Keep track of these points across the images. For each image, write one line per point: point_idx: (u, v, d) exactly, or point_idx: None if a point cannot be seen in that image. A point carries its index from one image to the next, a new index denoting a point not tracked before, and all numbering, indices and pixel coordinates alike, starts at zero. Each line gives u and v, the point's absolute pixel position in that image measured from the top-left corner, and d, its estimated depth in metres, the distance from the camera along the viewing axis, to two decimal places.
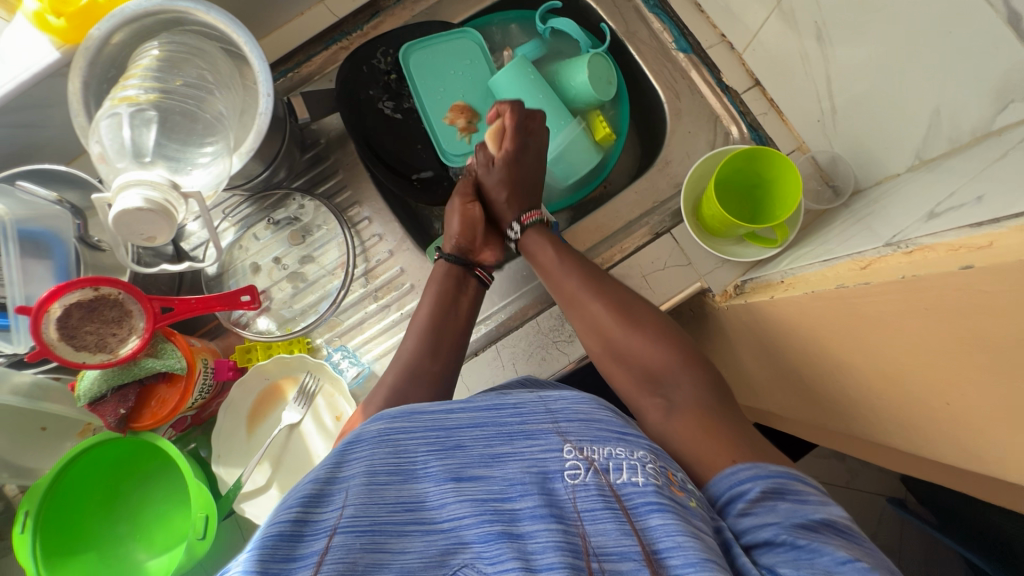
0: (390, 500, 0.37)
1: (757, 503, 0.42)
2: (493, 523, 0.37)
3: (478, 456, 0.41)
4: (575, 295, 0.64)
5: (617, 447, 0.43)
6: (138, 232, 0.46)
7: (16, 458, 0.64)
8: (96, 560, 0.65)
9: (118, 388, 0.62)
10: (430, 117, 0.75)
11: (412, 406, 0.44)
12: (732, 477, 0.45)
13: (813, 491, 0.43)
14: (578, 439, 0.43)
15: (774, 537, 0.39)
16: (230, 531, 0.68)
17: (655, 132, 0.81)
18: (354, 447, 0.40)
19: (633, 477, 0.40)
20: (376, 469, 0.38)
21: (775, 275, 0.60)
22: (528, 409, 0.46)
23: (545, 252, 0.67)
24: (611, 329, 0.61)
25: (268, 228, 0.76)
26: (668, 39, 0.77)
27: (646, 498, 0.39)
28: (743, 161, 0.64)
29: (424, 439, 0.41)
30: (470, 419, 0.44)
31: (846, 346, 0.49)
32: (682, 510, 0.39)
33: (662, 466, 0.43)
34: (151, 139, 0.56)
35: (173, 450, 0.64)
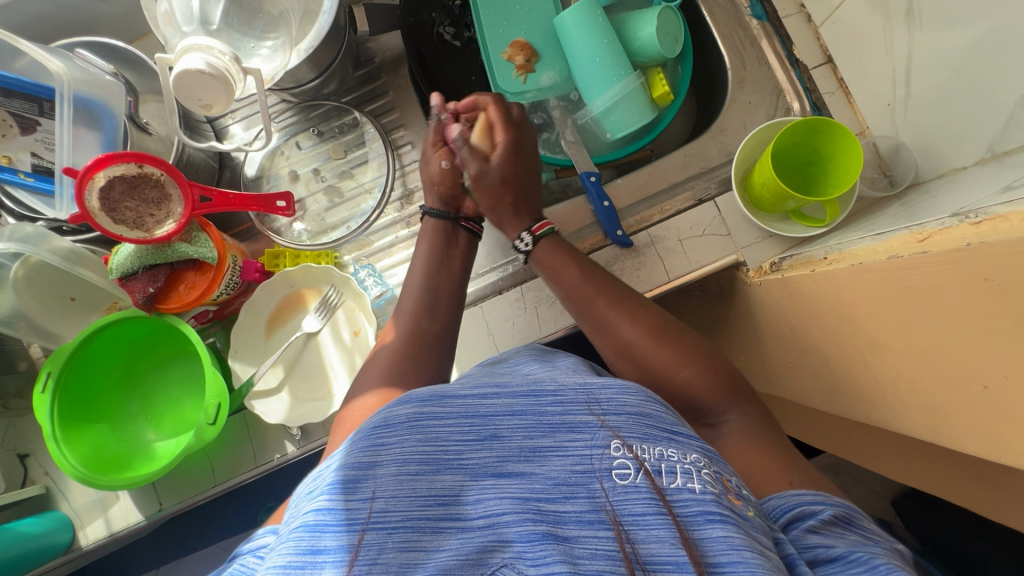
0: (422, 492, 0.37)
1: (827, 526, 0.42)
2: (535, 523, 0.36)
3: (517, 448, 0.41)
4: (605, 316, 0.60)
5: (669, 448, 0.41)
6: (196, 96, 0.52)
7: (41, 319, 0.66)
8: (108, 432, 0.67)
9: (149, 268, 0.64)
10: (488, 48, 0.74)
11: (443, 389, 0.44)
12: (800, 498, 0.44)
13: (877, 534, 0.43)
14: (627, 436, 0.42)
15: (849, 552, 0.39)
16: (236, 427, 0.69)
17: (714, 99, 0.79)
18: (384, 431, 0.40)
19: (690, 483, 0.39)
20: (408, 458, 0.39)
21: (818, 252, 0.58)
22: (569, 396, 0.44)
23: (569, 270, 0.63)
24: (652, 354, 0.57)
25: (311, 138, 0.76)
26: (744, 3, 0.74)
27: (705, 508, 0.37)
28: (803, 132, 0.62)
29: (457, 428, 0.41)
30: (506, 407, 0.43)
31: (883, 322, 0.47)
32: (742, 521, 0.38)
33: (716, 471, 0.41)
34: (219, 11, 0.56)
35: (193, 337, 0.65)
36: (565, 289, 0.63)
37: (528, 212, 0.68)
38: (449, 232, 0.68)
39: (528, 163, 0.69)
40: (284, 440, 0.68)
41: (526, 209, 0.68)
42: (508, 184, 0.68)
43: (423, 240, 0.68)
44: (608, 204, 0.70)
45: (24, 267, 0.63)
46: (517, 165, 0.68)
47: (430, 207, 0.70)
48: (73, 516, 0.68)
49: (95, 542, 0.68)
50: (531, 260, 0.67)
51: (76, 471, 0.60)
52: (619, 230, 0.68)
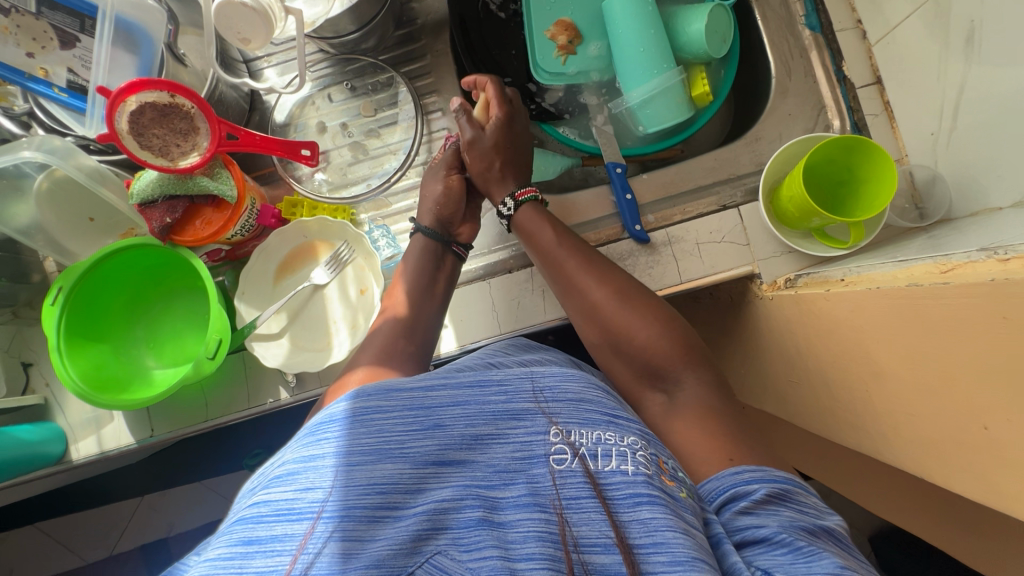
0: (361, 482, 0.36)
1: (760, 505, 0.43)
2: (473, 510, 0.37)
3: (460, 437, 0.41)
4: (574, 280, 0.61)
5: (605, 432, 0.43)
6: (236, 28, 0.52)
7: (58, 232, 0.67)
8: (110, 352, 0.68)
9: (170, 198, 0.64)
10: (532, 23, 0.73)
11: (389, 381, 0.43)
12: (737, 478, 0.45)
13: (815, 506, 0.44)
14: (565, 422, 0.43)
15: (774, 534, 0.40)
16: (234, 366, 0.70)
17: (754, 107, 0.77)
18: (327, 424, 0.39)
19: (623, 465, 0.41)
20: (349, 448, 0.38)
21: (835, 273, 0.57)
22: (512, 386, 0.46)
23: (544, 232, 0.64)
24: (613, 313, 0.59)
25: (343, 92, 0.76)
26: (799, 11, 0.72)
27: (636, 489, 0.39)
28: (840, 151, 0.60)
29: (401, 419, 0.40)
30: (451, 398, 0.43)
31: (893, 350, 0.47)
32: (673, 503, 0.39)
33: (652, 454, 0.43)
34: None
35: (204, 273, 0.65)
36: (538, 251, 0.64)
37: (515, 178, 0.69)
38: (438, 255, 0.67)
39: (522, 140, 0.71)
40: (279, 386, 0.69)
41: (513, 172, 0.69)
42: (500, 152, 0.69)
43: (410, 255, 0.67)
44: (631, 197, 0.70)
45: (48, 181, 0.64)
46: (509, 137, 0.69)
47: (425, 225, 0.68)
48: (68, 430, 0.70)
49: (86, 457, 0.70)
50: (512, 225, 0.68)
51: (74, 385, 0.61)
52: (637, 225, 0.68)
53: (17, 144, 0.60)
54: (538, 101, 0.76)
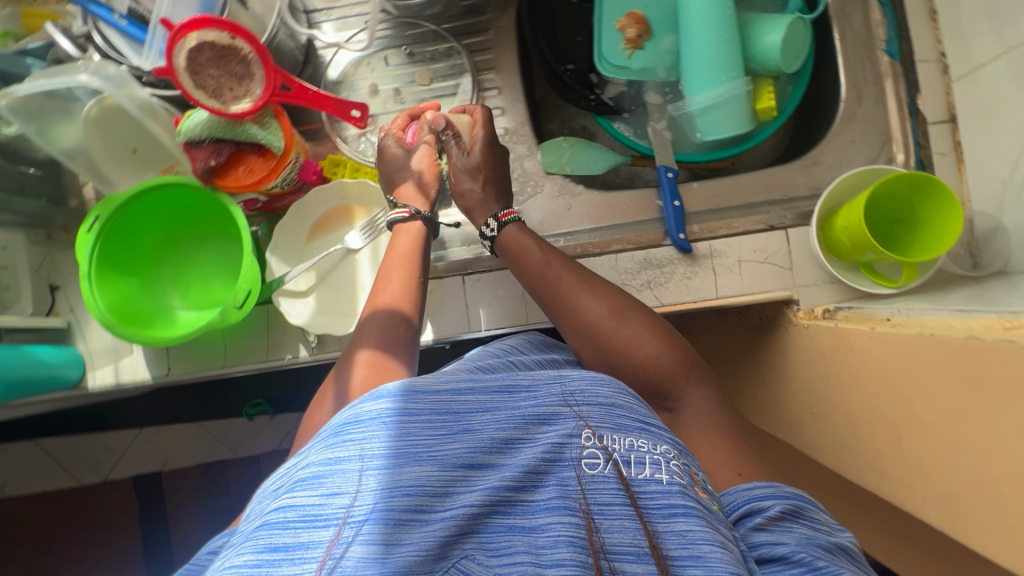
0: (389, 484, 0.36)
1: (774, 522, 0.42)
2: (503, 515, 0.37)
3: (490, 441, 0.41)
4: (569, 295, 0.59)
5: (638, 439, 0.43)
6: None
7: (100, 161, 0.66)
8: (137, 288, 0.68)
9: (216, 140, 0.62)
10: (603, 11, 0.70)
11: (417, 381, 0.42)
12: (750, 493, 0.45)
13: (826, 523, 0.44)
14: (597, 426, 0.43)
15: (792, 554, 0.39)
16: (256, 318, 0.70)
17: (816, 129, 0.75)
18: (352, 425, 0.39)
19: (657, 474, 0.40)
20: (377, 452, 0.37)
21: (880, 311, 0.56)
22: (542, 391, 0.45)
23: (531, 252, 0.62)
24: (612, 332, 0.57)
25: (400, 57, 0.74)
26: (880, 36, 0.69)
27: (671, 500, 0.38)
28: (905, 187, 0.58)
29: (429, 422, 0.40)
30: (479, 401, 0.43)
31: (935, 400, 0.45)
32: (707, 514, 0.39)
33: (685, 464, 0.42)
34: None
35: (241, 221, 0.64)
36: (529, 276, 0.61)
37: (498, 197, 0.66)
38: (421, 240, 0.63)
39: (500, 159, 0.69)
40: (299, 343, 0.69)
41: (497, 191, 0.66)
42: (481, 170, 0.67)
43: (405, 239, 0.62)
44: (678, 204, 0.68)
45: (96, 108, 0.62)
46: (490, 154, 0.67)
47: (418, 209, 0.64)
48: (87, 356, 0.71)
49: (101, 386, 0.71)
50: (496, 248, 0.65)
51: (102, 315, 0.61)
52: (681, 233, 0.67)
53: (73, 67, 0.59)
54: (597, 93, 0.75)
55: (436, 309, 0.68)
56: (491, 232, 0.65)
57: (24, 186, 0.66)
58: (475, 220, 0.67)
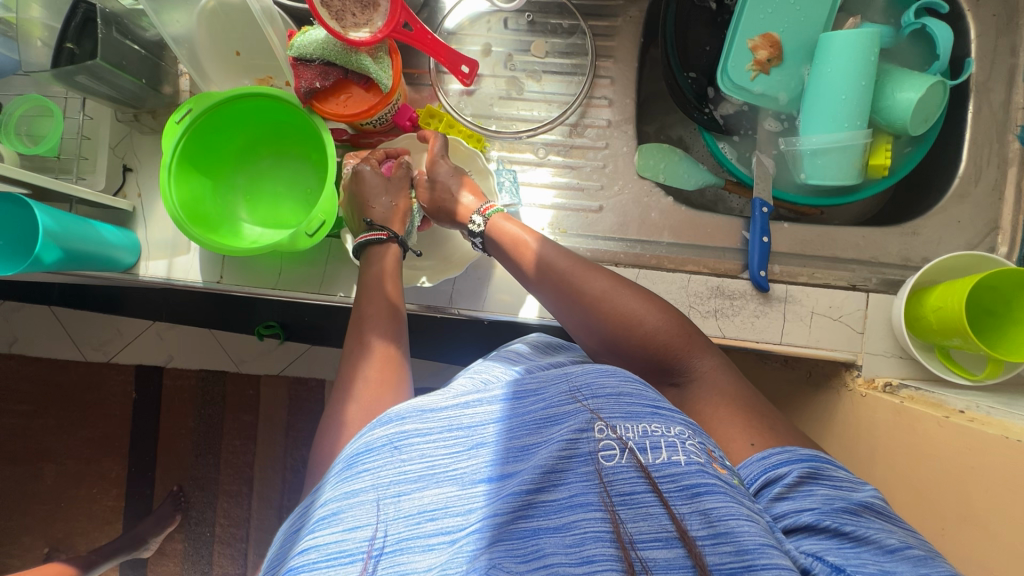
0: (407, 511, 0.38)
1: (793, 489, 0.43)
2: (524, 519, 0.37)
3: (504, 451, 0.41)
4: (571, 268, 0.57)
5: (652, 424, 0.41)
6: None
7: (203, 54, 0.65)
8: (209, 192, 0.68)
9: (325, 63, 0.61)
10: (739, 26, 0.67)
11: (421, 404, 0.44)
12: (765, 462, 0.45)
13: (847, 480, 0.45)
14: (609, 417, 0.41)
15: (816, 522, 0.40)
16: (318, 249, 0.70)
17: (918, 197, 0.73)
18: (365, 457, 0.41)
19: (675, 456, 0.39)
20: (388, 479, 0.40)
21: (952, 402, 0.54)
22: (550, 390, 0.44)
23: (519, 237, 0.59)
24: (618, 304, 0.56)
25: (520, 22, 0.72)
26: (1018, 120, 0.66)
27: (693, 480, 0.38)
28: (1004, 282, 0.56)
29: (439, 441, 0.41)
30: (487, 413, 0.43)
31: (1003, 507, 0.44)
32: (730, 489, 0.38)
33: (700, 442, 0.41)
34: None
35: (331, 150, 0.63)
36: (524, 258, 0.59)
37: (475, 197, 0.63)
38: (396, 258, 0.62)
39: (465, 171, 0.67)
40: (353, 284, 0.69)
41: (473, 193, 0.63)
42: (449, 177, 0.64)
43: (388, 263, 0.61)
44: (766, 241, 0.66)
45: (215, 2, 0.63)
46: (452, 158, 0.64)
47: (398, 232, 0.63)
48: (144, 245, 0.71)
49: (151, 277, 0.71)
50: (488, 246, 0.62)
51: (174, 209, 0.61)
52: (761, 271, 0.65)
53: None
54: (710, 108, 0.72)
55: (496, 282, 0.67)
56: (478, 228, 0.61)
57: (125, 61, 0.63)
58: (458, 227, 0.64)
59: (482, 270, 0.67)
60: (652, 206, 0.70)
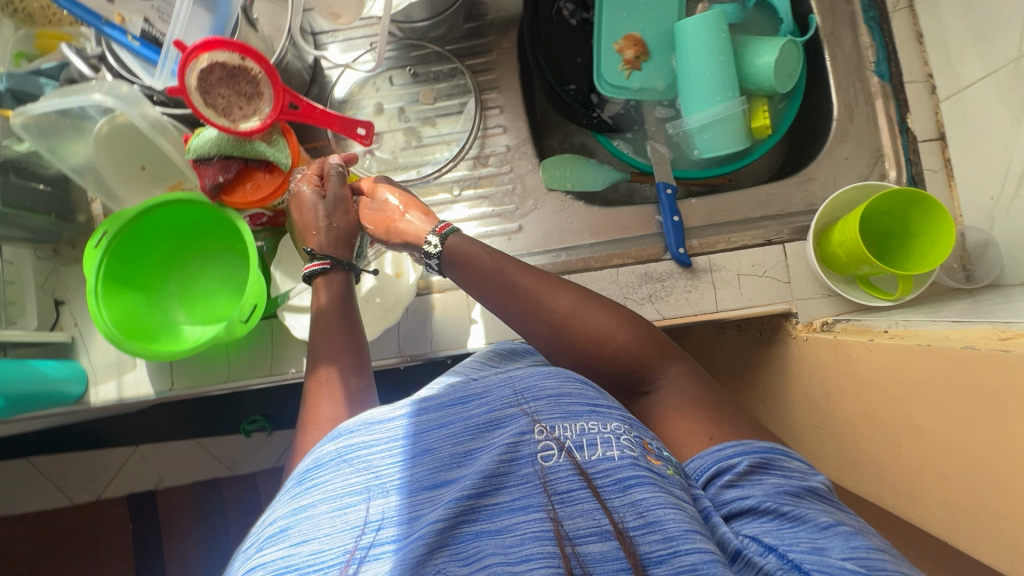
0: (353, 523, 0.39)
1: (744, 477, 0.45)
2: (467, 524, 0.38)
3: (447, 456, 0.42)
4: (532, 289, 0.59)
5: (589, 422, 0.43)
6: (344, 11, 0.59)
7: (108, 176, 0.67)
8: (142, 303, 0.69)
9: (224, 157, 0.63)
10: (603, 32, 0.72)
11: (371, 416, 0.45)
12: (719, 453, 0.47)
13: (799, 469, 0.46)
14: (547, 419, 0.42)
15: (758, 505, 0.42)
16: (261, 332, 0.71)
17: (807, 145, 0.77)
18: (315, 472, 0.42)
19: (609, 451, 0.41)
20: (336, 493, 0.40)
21: (878, 323, 0.57)
22: (493, 395, 0.45)
23: (481, 259, 0.61)
24: (583, 324, 0.57)
25: (405, 76, 0.76)
26: (870, 58, 0.72)
27: (624, 472, 0.39)
28: (898, 203, 0.59)
29: (387, 450, 0.42)
30: (432, 420, 0.44)
31: (935, 412, 0.46)
32: (661, 481, 0.40)
33: (637, 435, 0.43)
34: None
35: (249, 236, 0.65)
36: (487, 276, 0.60)
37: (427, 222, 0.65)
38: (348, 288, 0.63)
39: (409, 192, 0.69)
40: (302, 357, 0.70)
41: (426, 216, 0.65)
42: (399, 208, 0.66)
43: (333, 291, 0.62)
44: (677, 219, 0.69)
45: (107, 125, 0.64)
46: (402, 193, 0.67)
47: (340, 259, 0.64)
48: (89, 371, 0.71)
49: (104, 401, 0.71)
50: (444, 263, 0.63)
51: (107, 328, 0.62)
52: (680, 248, 0.68)
53: (87, 86, 0.60)
54: (597, 112, 0.76)
55: (439, 322, 0.69)
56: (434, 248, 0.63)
57: (33, 203, 0.68)
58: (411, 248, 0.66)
59: (422, 312, 0.69)
60: (568, 214, 0.73)
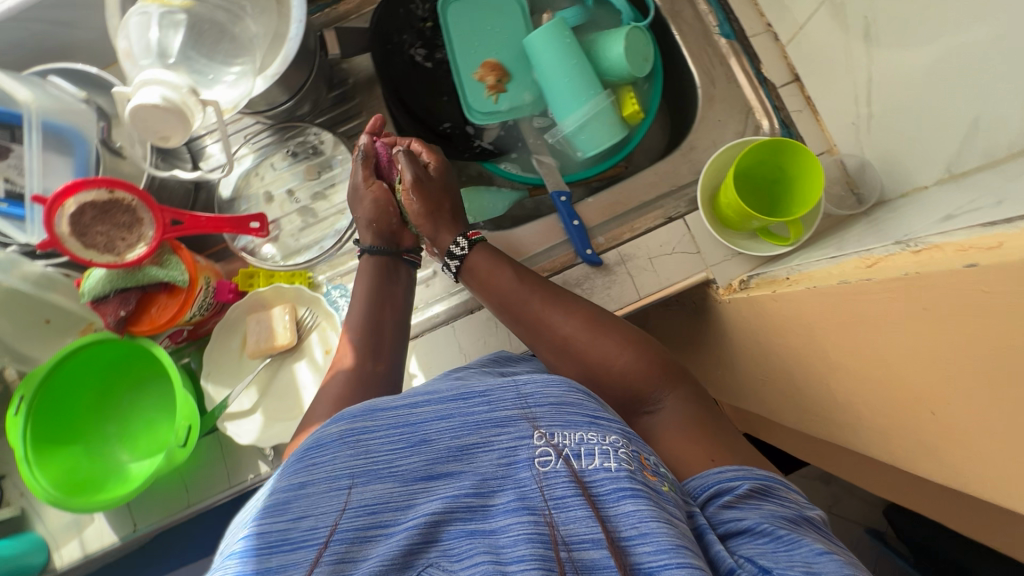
0: (354, 503, 0.39)
1: (743, 499, 0.43)
2: (463, 522, 0.38)
3: (445, 449, 0.42)
4: (541, 315, 0.61)
5: (588, 432, 0.43)
6: (154, 129, 0.47)
7: (16, 341, 0.66)
8: (82, 454, 0.68)
9: (120, 290, 0.63)
10: (459, 66, 0.74)
11: (377, 403, 0.45)
12: (720, 476, 0.46)
13: (797, 501, 0.45)
14: (548, 426, 0.44)
15: (755, 525, 0.41)
16: (211, 449, 0.70)
17: (685, 114, 0.80)
18: (318, 451, 0.41)
19: (605, 463, 0.41)
20: (338, 471, 0.40)
21: (781, 271, 0.58)
22: (497, 396, 0.46)
23: (502, 272, 0.64)
24: (588, 349, 0.58)
25: (285, 159, 0.77)
26: (712, 22, 0.75)
27: (618, 484, 0.39)
28: (767, 153, 0.62)
29: (388, 437, 0.42)
30: (435, 412, 0.45)
31: (841, 346, 0.48)
32: (656, 497, 0.40)
33: (635, 450, 0.43)
34: (178, 43, 0.55)
35: (166, 359, 0.64)
36: (502, 291, 0.63)
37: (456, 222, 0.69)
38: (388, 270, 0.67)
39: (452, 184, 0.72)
40: (258, 460, 0.69)
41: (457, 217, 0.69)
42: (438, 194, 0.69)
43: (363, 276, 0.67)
44: (578, 222, 0.71)
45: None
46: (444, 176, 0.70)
47: (369, 243, 0.68)
48: (49, 538, 0.69)
49: (70, 562, 0.68)
50: (462, 270, 0.66)
51: (47, 493, 0.61)
52: (587, 249, 0.69)
53: None
54: (477, 143, 0.78)
55: None
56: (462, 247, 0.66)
57: None
58: (438, 242, 0.68)
59: None
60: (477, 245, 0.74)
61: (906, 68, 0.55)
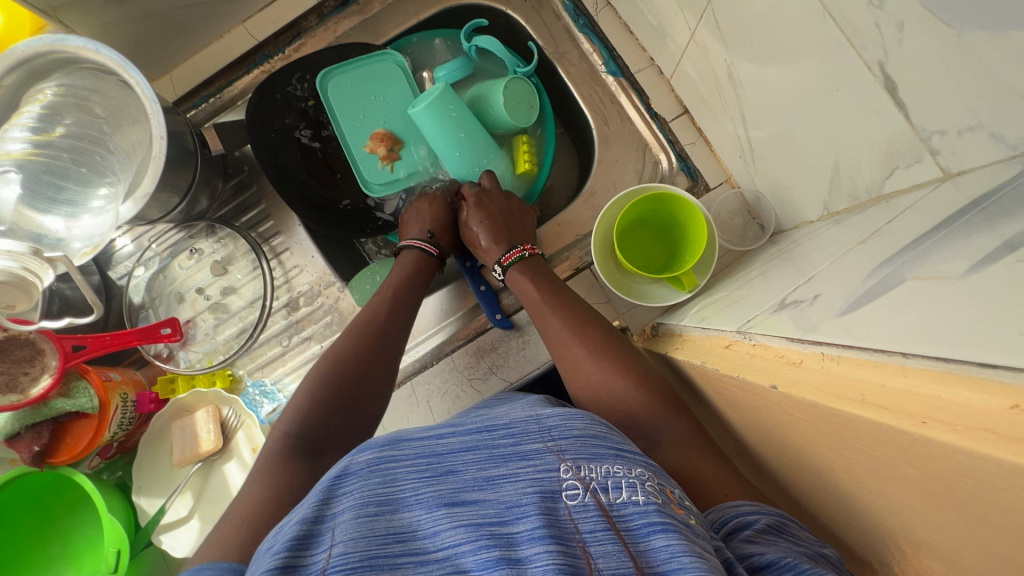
0: (380, 533, 0.32)
1: (763, 534, 0.38)
2: (492, 550, 0.32)
3: (471, 480, 0.36)
4: (558, 335, 0.59)
5: (614, 465, 0.38)
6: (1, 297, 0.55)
7: None
8: None
9: (32, 425, 0.63)
10: (348, 142, 0.73)
11: (400, 432, 0.39)
12: (737, 509, 0.41)
13: (816, 541, 0.39)
14: (575, 458, 0.38)
15: (778, 560, 0.35)
16: (154, 559, 0.70)
17: (588, 152, 0.79)
18: (340, 482, 0.34)
19: (634, 495, 0.35)
20: (361, 501, 0.33)
21: (676, 326, 0.58)
22: (521, 426, 0.40)
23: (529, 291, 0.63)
24: (590, 373, 0.55)
25: (191, 257, 0.77)
26: (597, 61, 0.73)
27: (647, 519, 0.34)
28: (654, 202, 0.62)
29: (413, 468, 0.36)
30: (460, 443, 0.38)
31: (725, 414, 0.47)
32: (685, 529, 0.34)
33: (659, 483, 0.38)
34: (12, 195, 0.56)
35: (89, 485, 0.64)
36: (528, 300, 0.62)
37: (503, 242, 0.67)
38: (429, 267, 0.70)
39: (513, 203, 0.70)
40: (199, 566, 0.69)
41: (504, 240, 0.68)
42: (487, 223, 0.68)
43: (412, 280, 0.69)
44: (485, 288, 0.71)
45: None
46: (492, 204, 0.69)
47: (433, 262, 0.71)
48: None
49: None
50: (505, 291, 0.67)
51: None
52: (497, 313, 0.69)
53: None
54: (379, 215, 0.78)
55: None
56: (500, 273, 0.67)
57: None
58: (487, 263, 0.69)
59: None
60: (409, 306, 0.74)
61: (769, 111, 0.54)
